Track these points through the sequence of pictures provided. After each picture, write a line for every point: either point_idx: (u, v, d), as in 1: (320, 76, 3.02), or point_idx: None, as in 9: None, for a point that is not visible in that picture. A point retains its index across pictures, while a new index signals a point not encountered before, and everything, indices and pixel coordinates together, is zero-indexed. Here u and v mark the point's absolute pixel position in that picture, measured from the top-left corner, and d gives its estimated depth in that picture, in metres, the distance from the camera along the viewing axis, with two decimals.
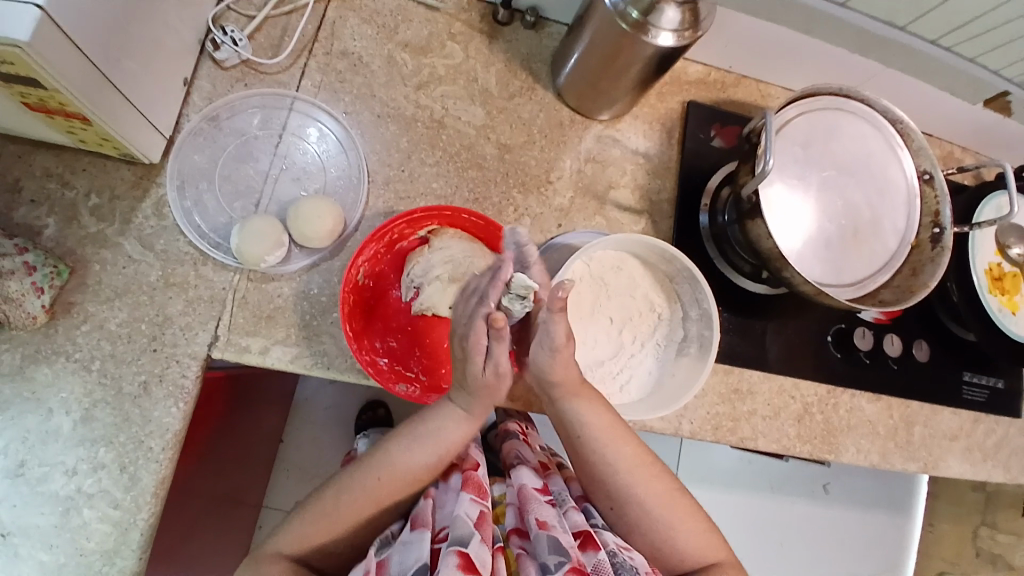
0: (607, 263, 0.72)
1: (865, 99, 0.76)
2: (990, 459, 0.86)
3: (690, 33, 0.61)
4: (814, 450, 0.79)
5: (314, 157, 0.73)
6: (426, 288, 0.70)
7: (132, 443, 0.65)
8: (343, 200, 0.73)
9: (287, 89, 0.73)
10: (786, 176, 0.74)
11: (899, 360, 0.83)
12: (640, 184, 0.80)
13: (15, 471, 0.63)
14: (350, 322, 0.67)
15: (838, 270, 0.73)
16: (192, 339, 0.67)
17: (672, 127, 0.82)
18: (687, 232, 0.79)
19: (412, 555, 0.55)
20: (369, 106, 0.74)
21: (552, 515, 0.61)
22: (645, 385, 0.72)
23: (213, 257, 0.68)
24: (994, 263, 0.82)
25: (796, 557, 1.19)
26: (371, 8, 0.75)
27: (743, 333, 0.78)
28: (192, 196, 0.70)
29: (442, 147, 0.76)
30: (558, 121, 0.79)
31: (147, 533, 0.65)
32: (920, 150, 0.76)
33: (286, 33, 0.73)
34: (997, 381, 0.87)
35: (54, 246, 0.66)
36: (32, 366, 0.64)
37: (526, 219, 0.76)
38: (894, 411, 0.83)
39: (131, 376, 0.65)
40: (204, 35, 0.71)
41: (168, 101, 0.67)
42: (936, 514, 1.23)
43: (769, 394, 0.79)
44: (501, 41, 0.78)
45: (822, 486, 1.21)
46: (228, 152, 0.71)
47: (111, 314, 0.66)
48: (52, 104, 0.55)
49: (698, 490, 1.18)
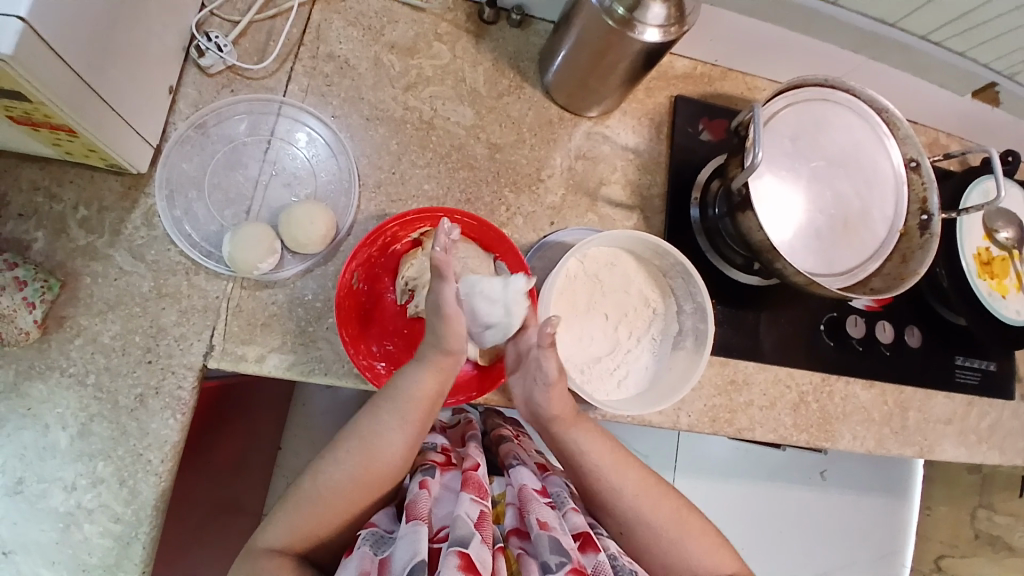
0: (601, 260, 0.72)
1: (850, 89, 0.76)
2: (983, 440, 0.88)
3: (676, 27, 0.62)
4: (810, 438, 0.80)
5: (304, 162, 0.73)
6: (419, 292, 0.71)
7: (130, 456, 0.64)
8: (334, 205, 0.73)
9: (274, 94, 0.72)
10: (776, 168, 0.74)
11: (891, 346, 0.84)
12: (630, 180, 0.80)
13: (13, 488, 0.62)
14: (345, 327, 0.67)
15: (829, 260, 0.74)
16: (188, 349, 0.67)
17: (660, 121, 0.82)
18: (679, 226, 0.79)
19: (409, 550, 0.53)
20: (357, 109, 0.74)
21: (553, 516, 0.62)
22: (642, 380, 0.72)
23: (205, 266, 0.68)
24: (982, 247, 0.83)
25: (795, 544, 1.20)
26: (356, 10, 0.75)
27: (737, 324, 0.79)
28: (181, 205, 0.69)
29: (432, 148, 0.75)
30: (547, 119, 0.79)
31: (149, 545, 0.64)
32: (907, 138, 0.77)
33: (271, 38, 0.73)
34: (988, 363, 0.88)
35: (44, 260, 0.65)
36: (26, 382, 0.63)
37: (518, 218, 0.76)
38: (887, 396, 0.84)
39: (127, 389, 0.65)
40: (188, 42, 0.70)
41: (154, 110, 0.67)
42: (931, 497, 1.24)
43: (764, 384, 0.79)
44: (488, 40, 0.78)
45: (819, 474, 1.22)
46: (217, 159, 0.71)
47: (104, 327, 0.65)
48: (36, 117, 0.54)
49: (696, 480, 1.18)
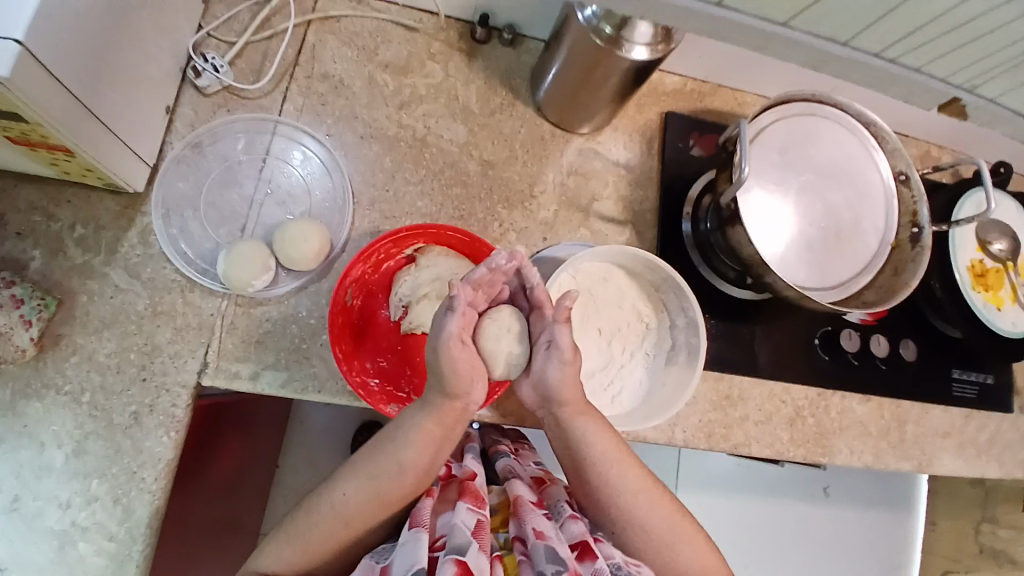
0: (593, 275, 0.73)
1: (839, 103, 0.77)
2: (982, 454, 0.87)
3: (663, 45, 0.63)
4: (808, 453, 0.80)
5: (298, 180, 0.74)
6: (414, 307, 0.70)
7: (124, 474, 0.65)
8: (328, 222, 0.73)
9: (269, 114, 0.74)
10: (766, 182, 0.75)
11: (887, 360, 0.84)
12: (622, 196, 0.81)
13: (9, 507, 0.63)
14: (339, 344, 0.67)
15: (821, 273, 0.74)
16: (182, 367, 0.67)
17: (651, 137, 0.83)
18: (672, 240, 0.80)
19: (409, 558, 0.53)
20: (352, 127, 0.75)
21: (549, 526, 0.61)
22: (636, 395, 0.73)
23: (200, 284, 0.69)
24: (976, 259, 0.83)
25: (794, 562, 1.19)
26: (351, 31, 0.76)
27: (730, 338, 0.79)
28: (177, 223, 0.70)
29: (425, 165, 0.76)
30: (539, 136, 0.80)
31: (142, 562, 0.64)
32: (896, 151, 0.78)
33: (267, 58, 0.74)
34: (986, 377, 0.88)
35: (41, 279, 0.66)
36: (22, 401, 0.64)
37: (511, 234, 0.77)
38: (884, 411, 0.84)
39: (122, 407, 0.65)
40: (186, 62, 0.72)
41: (151, 128, 0.68)
42: (936, 510, 1.22)
43: (760, 399, 0.79)
44: (481, 59, 0.79)
45: (822, 490, 1.21)
46: (212, 178, 0.72)
47: (100, 344, 0.66)
48: (33, 137, 0.55)
49: (696, 497, 1.17)
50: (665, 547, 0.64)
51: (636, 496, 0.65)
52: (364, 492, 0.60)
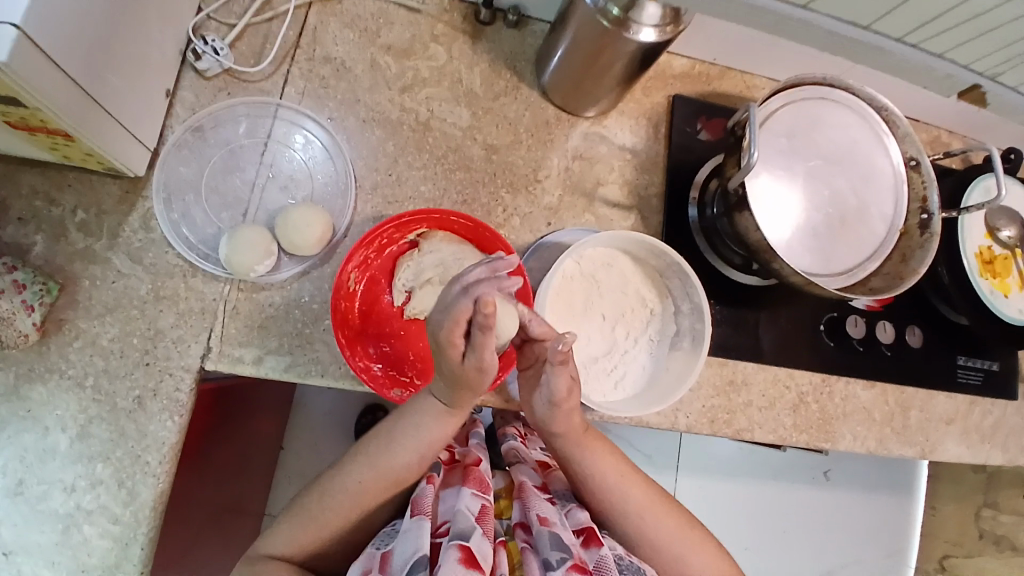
0: (598, 261, 0.72)
1: (849, 87, 0.76)
2: (986, 440, 0.87)
3: (672, 27, 0.61)
4: (811, 438, 0.80)
5: (301, 164, 0.73)
6: (417, 292, 0.70)
7: (129, 458, 0.65)
8: (331, 207, 0.73)
9: (271, 97, 0.73)
10: (773, 168, 0.74)
11: (892, 346, 0.83)
12: (628, 181, 0.80)
13: (14, 490, 0.63)
14: (342, 329, 0.67)
15: (828, 260, 0.73)
16: (186, 352, 0.67)
17: (657, 121, 0.82)
18: (678, 226, 0.79)
19: (412, 545, 0.54)
20: (354, 111, 0.74)
21: (554, 512, 0.62)
22: (639, 381, 0.72)
23: (203, 269, 0.68)
24: (984, 246, 0.82)
25: (795, 546, 1.19)
26: (353, 12, 0.75)
27: (736, 325, 0.79)
28: (179, 208, 0.70)
29: (428, 150, 0.75)
30: (543, 119, 0.79)
31: (148, 547, 0.65)
32: (906, 136, 0.76)
33: (268, 41, 0.73)
34: (991, 363, 0.87)
35: (43, 263, 0.65)
36: (26, 385, 0.64)
37: (515, 219, 0.76)
38: (889, 396, 0.83)
39: (126, 392, 0.65)
40: (185, 45, 0.71)
41: (152, 113, 0.67)
42: (936, 496, 1.23)
43: (764, 384, 0.79)
44: (484, 41, 0.78)
45: (822, 474, 1.21)
46: (214, 162, 0.71)
47: (103, 329, 0.66)
48: (33, 122, 0.55)
49: (697, 483, 1.18)
50: (662, 539, 0.65)
51: (640, 507, 0.66)
52: (369, 475, 0.60)
